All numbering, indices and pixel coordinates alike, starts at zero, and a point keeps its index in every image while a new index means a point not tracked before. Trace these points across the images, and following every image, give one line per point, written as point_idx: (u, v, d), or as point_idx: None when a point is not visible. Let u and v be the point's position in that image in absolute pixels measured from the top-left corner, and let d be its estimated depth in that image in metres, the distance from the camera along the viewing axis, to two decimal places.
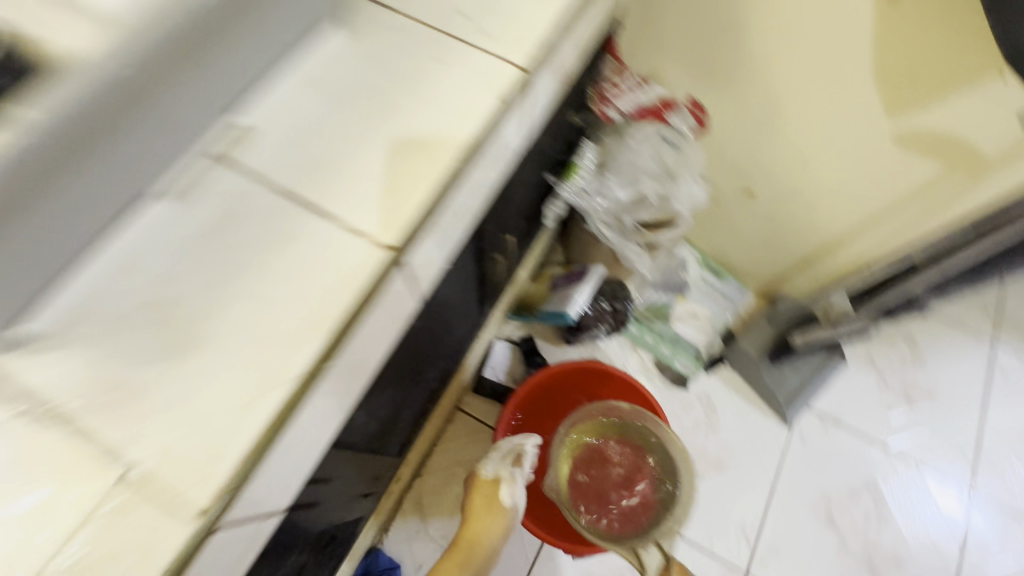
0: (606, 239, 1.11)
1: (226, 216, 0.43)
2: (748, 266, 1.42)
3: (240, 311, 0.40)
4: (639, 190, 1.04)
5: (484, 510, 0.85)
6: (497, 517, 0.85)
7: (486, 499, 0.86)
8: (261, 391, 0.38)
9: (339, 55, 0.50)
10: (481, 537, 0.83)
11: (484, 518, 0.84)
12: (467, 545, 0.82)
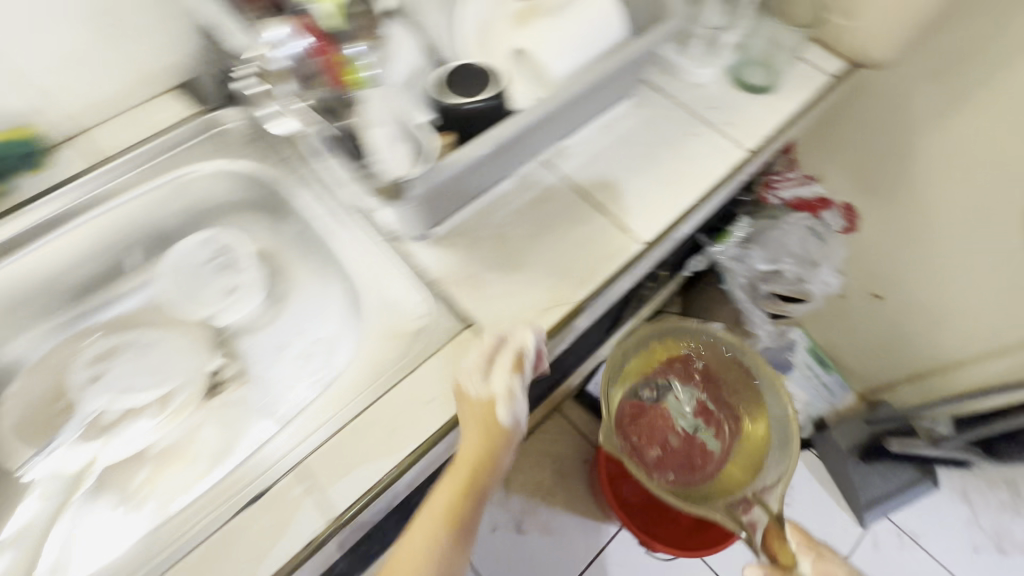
0: (737, 300, 1.24)
1: (548, 197, 0.68)
2: (855, 366, 1.50)
3: (549, 254, 0.64)
4: (778, 268, 1.16)
5: (489, 437, 0.53)
6: (507, 445, 0.55)
7: (486, 418, 0.53)
8: (556, 304, 0.61)
9: (630, 117, 0.75)
10: (491, 465, 0.53)
11: (488, 445, 0.53)
12: (474, 476, 0.52)
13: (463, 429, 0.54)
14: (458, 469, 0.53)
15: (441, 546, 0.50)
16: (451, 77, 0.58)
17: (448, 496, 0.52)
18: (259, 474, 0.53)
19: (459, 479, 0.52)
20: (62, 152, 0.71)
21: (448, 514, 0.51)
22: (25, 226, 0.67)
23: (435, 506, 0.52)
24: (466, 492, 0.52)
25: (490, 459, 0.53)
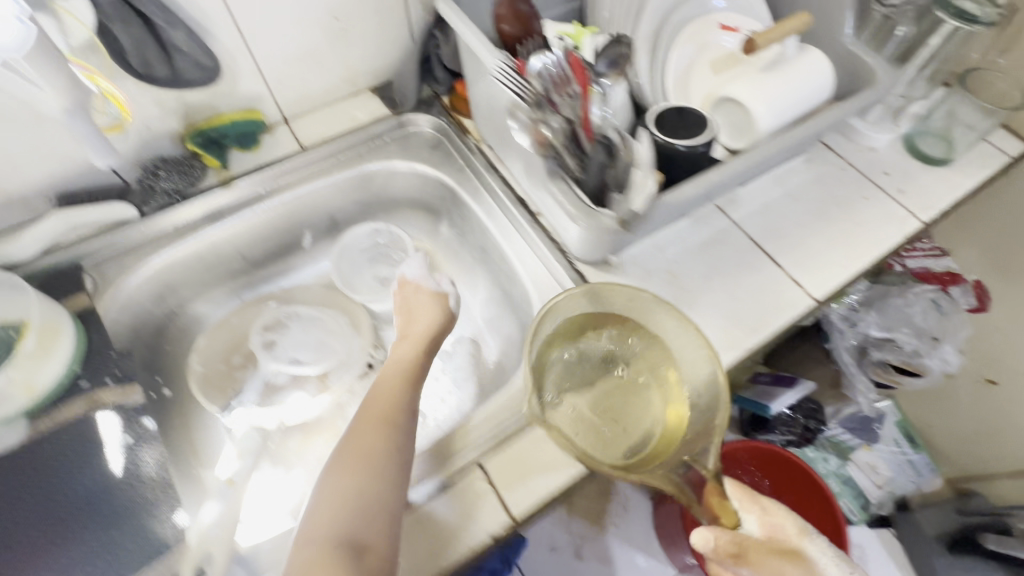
0: (841, 364, 1.16)
1: (718, 242, 0.70)
2: (961, 455, 1.23)
3: (720, 297, 0.65)
4: (892, 337, 1.06)
5: (394, 409, 0.53)
6: (411, 406, 0.54)
7: (394, 384, 0.56)
8: (726, 347, 0.62)
9: (801, 173, 0.76)
10: (397, 430, 0.51)
11: (402, 424, 0.52)
12: (391, 455, 0.48)
13: (361, 420, 0.52)
14: (367, 445, 0.49)
15: (360, 540, 0.42)
16: (663, 117, 0.62)
17: (361, 477, 0.46)
18: (434, 466, 0.56)
19: (383, 463, 0.48)
20: (269, 136, 0.78)
21: (362, 492, 0.45)
22: (234, 198, 0.74)
23: (336, 486, 0.46)
24: (375, 466, 0.47)
25: (382, 418, 0.51)
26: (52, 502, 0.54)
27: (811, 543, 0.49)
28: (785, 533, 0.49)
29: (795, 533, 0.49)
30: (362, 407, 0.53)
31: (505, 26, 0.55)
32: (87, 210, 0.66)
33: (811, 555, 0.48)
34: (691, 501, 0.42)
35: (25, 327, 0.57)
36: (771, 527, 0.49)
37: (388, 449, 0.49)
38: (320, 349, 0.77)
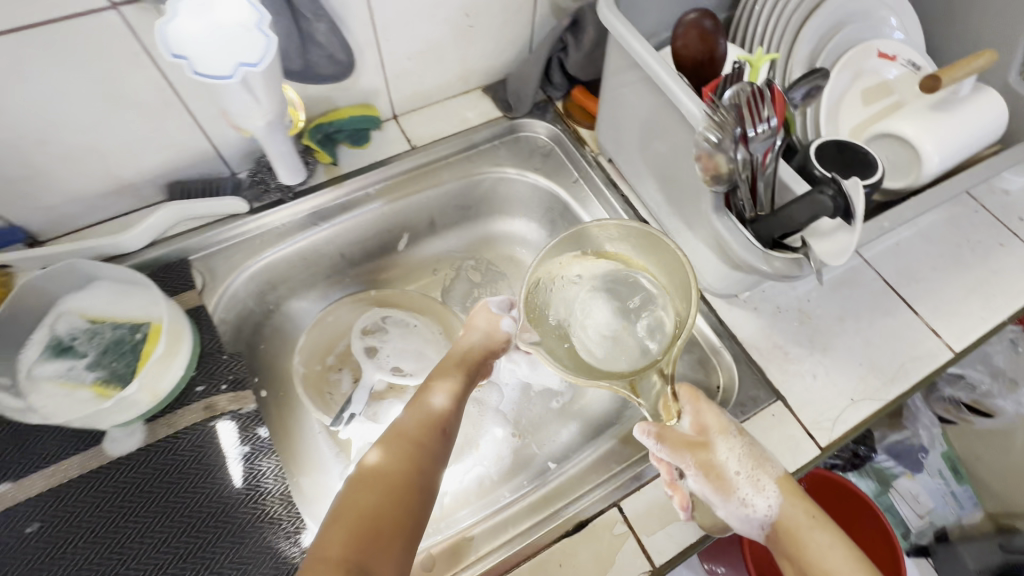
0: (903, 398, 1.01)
1: (851, 283, 0.67)
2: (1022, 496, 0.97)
3: (855, 342, 0.63)
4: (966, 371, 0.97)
5: (424, 446, 0.50)
6: (440, 443, 0.52)
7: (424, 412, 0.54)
8: (865, 396, 0.59)
9: (932, 213, 0.72)
10: (422, 474, 0.48)
11: (424, 453, 0.49)
12: (413, 496, 0.45)
13: (387, 446, 0.49)
14: (394, 472, 0.46)
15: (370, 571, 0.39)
16: (822, 149, 0.57)
17: (382, 502, 0.44)
18: (571, 505, 0.54)
19: (400, 495, 0.45)
20: (379, 132, 0.74)
21: (377, 519, 0.42)
22: (343, 197, 0.70)
23: (348, 510, 0.43)
24: (394, 492, 0.45)
25: (409, 447, 0.49)
26: (174, 513, 0.52)
27: (742, 464, 0.49)
28: (719, 452, 0.49)
29: (720, 439, 0.49)
30: (388, 433, 0.51)
31: (687, 43, 0.51)
32: (201, 203, 0.63)
33: (716, 453, 0.49)
34: (637, 392, 0.49)
35: (152, 328, 0.55)
36: (701, 425, 0.50)
37: (417, 489, 0.46)
38: (419, 357, 0.74)
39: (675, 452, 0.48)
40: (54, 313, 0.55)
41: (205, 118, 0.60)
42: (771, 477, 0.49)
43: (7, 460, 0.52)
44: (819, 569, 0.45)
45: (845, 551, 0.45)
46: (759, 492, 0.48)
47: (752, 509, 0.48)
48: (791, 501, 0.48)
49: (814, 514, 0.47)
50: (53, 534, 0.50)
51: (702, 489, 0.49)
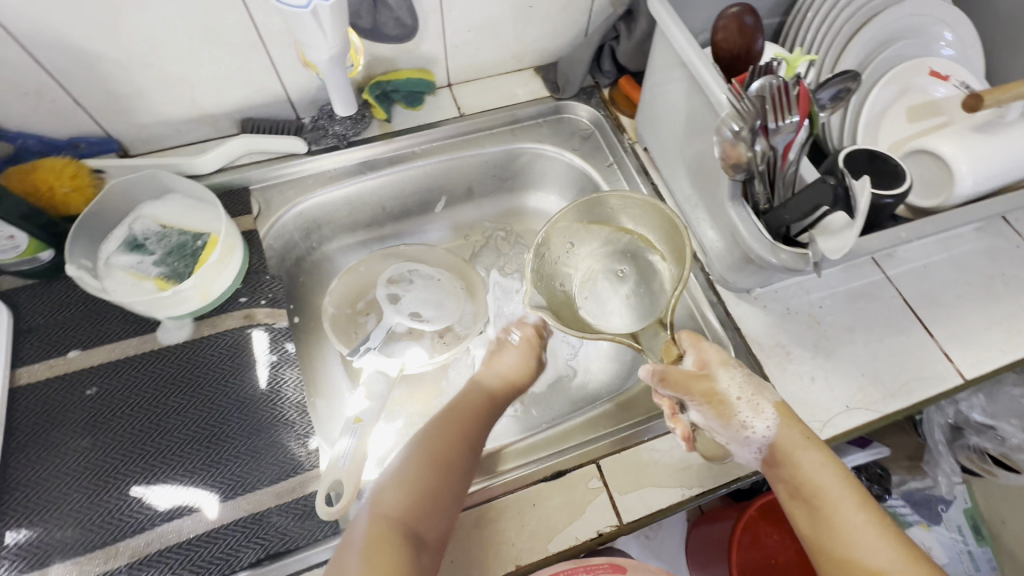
0: (926, 438, 0.93)
1: (867, 297, 0.67)
2: None
3: (861, 353, 0.63)
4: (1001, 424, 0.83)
5: (473, 429, 0.53)
6: (485, 425, 0.55)
7: (473, 407, 0.55)
8: (862, 404, 0.60)
9: (970, 240, 0.71)
10: (467, 460, 0.51)
11: (471, 433, 0.53)
12: (460, 473, 0.49)
13: (440, 425, 0.52)
14: (446, 448, 0.50)
15: (421, 534, 0.45)
16: (851, 157, 0.57)
17: (433, 481, 0.47)
18: (552, 457, 0.57)
19: (450, 470, 0.49)
20: (433, 97, 0.80)
21: (428, 492, 0.47)
22: (391, 152, 0.76)
23: (404, 480, 0.47)
24: (445, 470, 0.48)
25: (462, 429, 0.53)
26: (206, 400, 0.59)
27: (742, 390, 0.50)
28: (720, 380, 0.50)
29: (719, 368, 0.51)
30: (444, 412, 0.54)
31: (725, 37, 0.55)
32: (266, 139, 0.71)
33: (718, 382, 0.50)
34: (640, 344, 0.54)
35: (210, 239, 0.63)
36: (702, 358, 0.52)
37: (464, 466, 0.50)
38: (440, 310, 0.78)
39: (679, 387, 0.49)
40: (133, 215, 0.64)
41: (281, 63, 0.67)
42: (768, 402, 0.50)
43: (78, 332, 0.61)
44: (810, 486, 0.47)
45: (833, 468, 0.47)
46: (758, 415, 0.49)
47: (753, 433, 0.49)
48: (788, 425, 0.49)
49: (806, 436, 0.49)
50: (108, 399, 0.58)
51: (704, 418, 0.51)
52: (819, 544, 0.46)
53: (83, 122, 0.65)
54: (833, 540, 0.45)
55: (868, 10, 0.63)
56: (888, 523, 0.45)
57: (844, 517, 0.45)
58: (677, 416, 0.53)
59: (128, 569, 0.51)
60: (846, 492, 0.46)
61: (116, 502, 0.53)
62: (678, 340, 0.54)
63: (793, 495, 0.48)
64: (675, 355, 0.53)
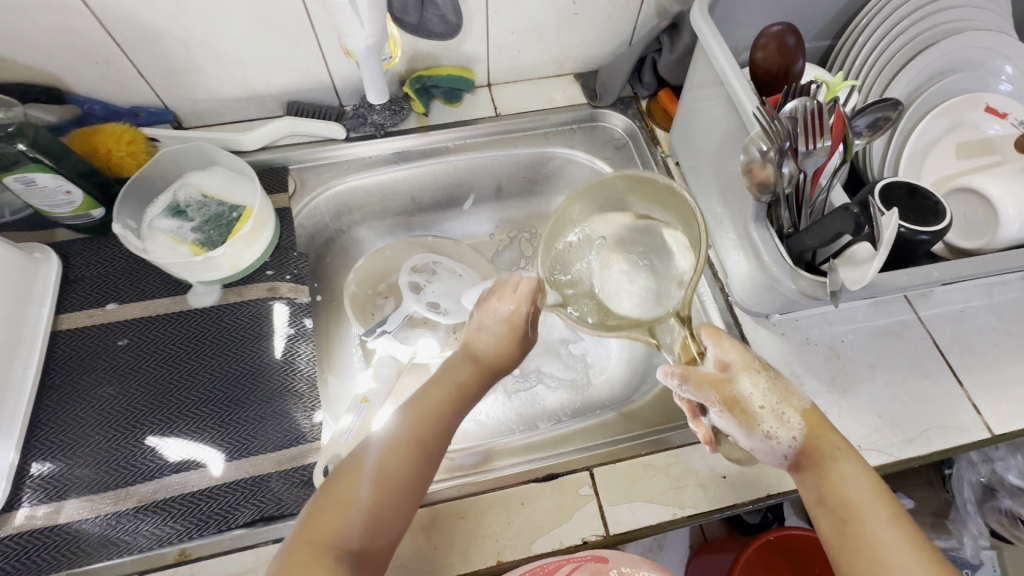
0: (954, 496, 0.88)
1: (894, 336, 0.64)
2: None
3: (880, 393, 0.60)
4: None
5: (428, 441, 0.47)
6: (447, 431, 0.50)
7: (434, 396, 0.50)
8: (875, 446, 0.57)
9: (1017, 290, 0.67)
10: (418, 464, 0.46)
11: (427, 438, 0.48)
12: (401, 491, 0.45)
13: (393, 435, 0.47)
14: (398, 463, 0.45)
15: (362, 554, 0.42)
16: (888, 188, 0.54)
17: (383, 494, 0.44)
18: (545, 459, 0.58)
19: (401, 488, 0.45)
20: (471, 95, 0.81)
21: (375, 510, 0.44)
22: (425, 145, 0.78)
23: (350, 496, 0.44)
24: (392, 491, 0.44)
25: (417, 441, 0.47)
26: (218, 367, 0.62)
27: (766, 398, 0.47)
28: (742, 387, 0.46)
29: (742, 373, 0.46)
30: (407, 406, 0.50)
31: (765, 54, 0.54)
32: (309, 122, 0.74)
33: (741, 389, 0.46)
34: (656, 338, 0.47)
35: (245, 211, 0.66)
36: (722, 360, 0.47)
37: (415, 479, 0.46)
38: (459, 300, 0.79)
39: (700, 391, 0.45)
40: (179, 183, 0.68)
41: (329, 51, 0.70)
42: (795, 410, 0.47)
43: (117, 286, 0.65)
44: (840, 495, 0.45)
45: (865, 477, 0.46)
46: (783, 425, 0.46)
47: (777, 442, 0.46)
48: (816, 434, 0.47)
49: (840, 445, 0.46)
50: (135, 352, 0.62)
51: (726, 424, 0.47)
52: (843, 552, 0.44)
53: (143, 92, 0.69)
54: (859, 551, 0.43)
55: (925, 39, 0.61)
56: (918, 538, 0.43)
57: (875, 534, 0.43)
58: (698, 417, 0.51)
59: (135, 512, 0.54)
60: (877, 504, 0.44)
61: (131, 450, 0.57)
62: (699, 336, 0.48)
63: (820, 501, 0.46)
64: (693, 354, 0.47)
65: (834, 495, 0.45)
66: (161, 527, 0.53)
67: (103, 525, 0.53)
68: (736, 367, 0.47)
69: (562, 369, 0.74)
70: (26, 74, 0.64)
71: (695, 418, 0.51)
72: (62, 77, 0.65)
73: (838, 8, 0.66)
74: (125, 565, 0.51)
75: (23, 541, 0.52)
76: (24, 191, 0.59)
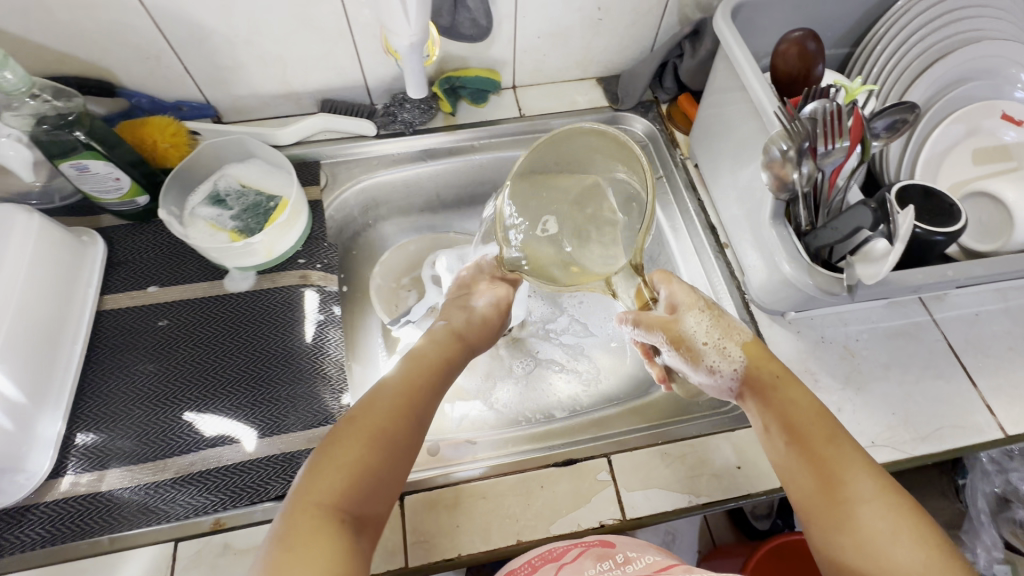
0: (968, 505, 0.88)
1: (909, 337, 0.65)
2: None
3: (894, 392, 0.62)
4: None
5: (411, 415, 0.48)
6: (429, 400, 0.51)
7: (419, 369, 0.53)
8: (888, 443, 0.59)
9: None
10: (407, 429, 0.47)
11: (409, 411, 0.48)
12: (389, 453, 0.45)
13: (382, 401, 0.48)
14: (383, 430, 0.45)
15: (358, 515, 0.41)
16: (904, 189, 0.56)
17: (376, 455, 0.44)
18: (562, 445, 0.60)
19: (390, 453, 0.45)
20: (497, 97, 0.84)
21: (366, 473, 0.43)
22: (451, 143, 0.81)
23: (338, 460, 0.43)
24: (382, 455, 0.44)
25: (399, 415, 0.47)
26: (248, 348, 0.65)
27: (709, 334, 0.53)
28: (687, 325, 0.53)
29: (687, 313, 0.54)
30: (393, 375, 0.51)
31: (786, 59, 0.57)
32: (342, 119, 0.77)
33: (685, 327, 0.53)
34: (612, 288, 0.53)
35: (282, 201, 0.69)
36: (671, 301, 0.55)
37: (405, 443, 0.46)
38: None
39: (648, 330, 0.53)
40: (219, 173, 0.71)
41: (364, 51, 0.73)
42: (737, 343, 0.53)
43: (158, 270, 0.68)
44: (784, 420, 0.48)
45: (807, 403, 0.49)
46: (725, 359, 0.53)
47: (720, 374, 0.53)
48: (757, 365, 0.52)
49: (777, 372, 0.51)
50: (172, 332, 0.65)
51: (676, 360, 0.55)
52: (796, 474, 0.47)
53: (188, 88, 0.73)
54: (804, 467, 0.46)
55: (941, 48, 0.63)
56: (863, 455, 0.45)
57: (822, 449, 0.46)
58: (652, 362, 0.61)
59: (172, 482, 0.56)
60: (818, 425, 0.47)
61: (168, 424, 0.60)
62: (652, 281, 0.56)
63: (767, 428, 0.50)
64: (646, 298, 0.54)
65: (777, 418, 0.49)
66: (197, 497, 0.56)
67: (142, 493, 0.56)
68: (678, 309, 0.54)
69: (579, 362, 0.76)
70: (81, 68, 0.68)
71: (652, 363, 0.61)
72: (114, 71, 0.69)
73: (857, 17, 0.68)
74: (162, 532, 0.54)
75: (67, 506, 0.55)
76: (77, 177, 0.63)
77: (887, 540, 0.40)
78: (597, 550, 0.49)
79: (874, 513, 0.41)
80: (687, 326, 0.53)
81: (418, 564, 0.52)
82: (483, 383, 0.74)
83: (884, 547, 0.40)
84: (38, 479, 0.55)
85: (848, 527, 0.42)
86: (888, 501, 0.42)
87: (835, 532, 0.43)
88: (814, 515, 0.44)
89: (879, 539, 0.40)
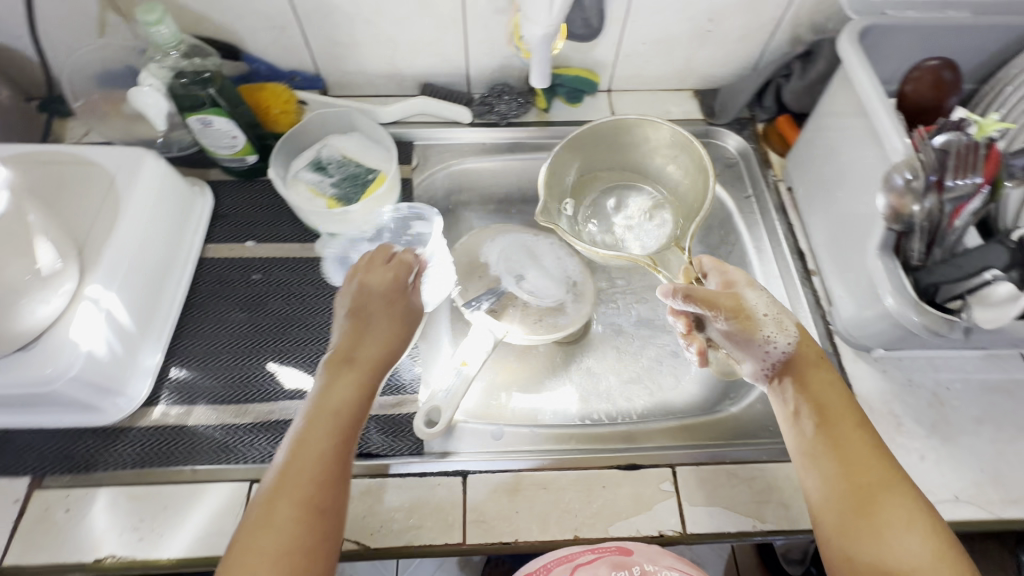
0: None
1: (1007, 394, 0.62)
2: None
3: (984, 447, 0.58)
4: None
5: (328, 472, 0.44)
6: (347, 431, 0.47)
7: (330, 399, 0.48)
8: (977, 502, 0.55)
9: None
10: (323, 481, 0.44)
11: (332, 465, 0.45)
12: (309, 516, 0.42)
13: (292, 460, 0.44)
14: (295, 502, 0.42)
15: None
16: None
17: (295, 523, 0.42)
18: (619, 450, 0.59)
19: (306, 529, 0.42)
20: (590, 98, 0.84)
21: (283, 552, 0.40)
22: (541, 138, 0.82)
23: (251, 547, 0.40)
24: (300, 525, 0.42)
25: (315, 474, 0.44)
26: (325, 308, 0.68)
27: (769, 308, 0.51)
28: (747, 296, 0.52)
29: (745, 288, 0.53)
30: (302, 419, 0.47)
31: (919, 86, 0.56)
32: (440, 104, 0.80)
33: (746, 298, 0.51)
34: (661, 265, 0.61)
35: (379, 175, 0.72)
36: (728, 278, 0.54)
37: (328, 493, 0.44)
38: (541, 270, 0.79)
39: (705, 301, 0.50)
40: (322, 142, 0.75)
41: (473, 41, 0.75)
42: (791, 322, 0.52)
43: (256, 227, 0.72)
44: (815, 404, 0.49)
45: (837, 389, 0.50)
46: (782, 332, 0.51)
47: (775, 347, 0.51)
48: (804, 345, 0.52)
49: (815, 355, 0.52)
50: (263, 285, 0.69)
51: (729, 333, 0.51)
52: (818, 457, 0.47)
53: (304, 59, 0.77)
54: (827, 454, 0.47)
55: None
56: (879, 446, 0.47)
57: (847, 440, 0.47)
58: (695, 339, 0.57)
59: (250, 427, 0.59)
60: (845, 412, 0.48)
61: (250, 370, 0.63)
62: (699, 263, 0.57)
63: (797, 413, 0.50)
64: (694, 275, 0.57)
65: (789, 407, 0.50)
66: (269, 444, 0.59)
67: (221, 432, 0.59)
68: (741, 284, 0.53)
69: (641, 372, 0.75)
70: (213, 31, 0.73)
71: (699, 339, 0.57)
72: (242, 37, 0.73)
73: (989, 53, 0.65)
74: (237, 472, 0.57)
75: (156, 434, 0.59)
76: (201, 130, 0.66)
77: (900, 526, 0.42)
78: (614, 558, 0.49)
79: (891, 500, 0.43)
80: (751, 300, 0.51)
81: (475, 542, 0.53)
82: (541, 376, 0.75)
83: (894, 529, 0.42)
84: (133, 404, 0.59)
85: (868, 513, 0.43)
86: (903, 488, 0.44)
87: (853, 518, 0.43)
88: (836, 501, 0.45)
89: (891, 526, 0.42)
